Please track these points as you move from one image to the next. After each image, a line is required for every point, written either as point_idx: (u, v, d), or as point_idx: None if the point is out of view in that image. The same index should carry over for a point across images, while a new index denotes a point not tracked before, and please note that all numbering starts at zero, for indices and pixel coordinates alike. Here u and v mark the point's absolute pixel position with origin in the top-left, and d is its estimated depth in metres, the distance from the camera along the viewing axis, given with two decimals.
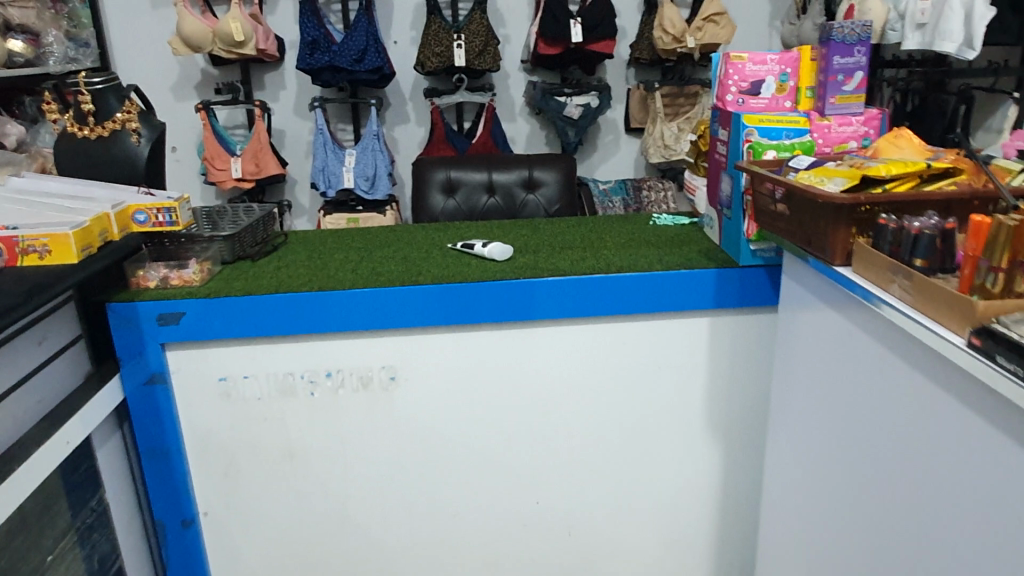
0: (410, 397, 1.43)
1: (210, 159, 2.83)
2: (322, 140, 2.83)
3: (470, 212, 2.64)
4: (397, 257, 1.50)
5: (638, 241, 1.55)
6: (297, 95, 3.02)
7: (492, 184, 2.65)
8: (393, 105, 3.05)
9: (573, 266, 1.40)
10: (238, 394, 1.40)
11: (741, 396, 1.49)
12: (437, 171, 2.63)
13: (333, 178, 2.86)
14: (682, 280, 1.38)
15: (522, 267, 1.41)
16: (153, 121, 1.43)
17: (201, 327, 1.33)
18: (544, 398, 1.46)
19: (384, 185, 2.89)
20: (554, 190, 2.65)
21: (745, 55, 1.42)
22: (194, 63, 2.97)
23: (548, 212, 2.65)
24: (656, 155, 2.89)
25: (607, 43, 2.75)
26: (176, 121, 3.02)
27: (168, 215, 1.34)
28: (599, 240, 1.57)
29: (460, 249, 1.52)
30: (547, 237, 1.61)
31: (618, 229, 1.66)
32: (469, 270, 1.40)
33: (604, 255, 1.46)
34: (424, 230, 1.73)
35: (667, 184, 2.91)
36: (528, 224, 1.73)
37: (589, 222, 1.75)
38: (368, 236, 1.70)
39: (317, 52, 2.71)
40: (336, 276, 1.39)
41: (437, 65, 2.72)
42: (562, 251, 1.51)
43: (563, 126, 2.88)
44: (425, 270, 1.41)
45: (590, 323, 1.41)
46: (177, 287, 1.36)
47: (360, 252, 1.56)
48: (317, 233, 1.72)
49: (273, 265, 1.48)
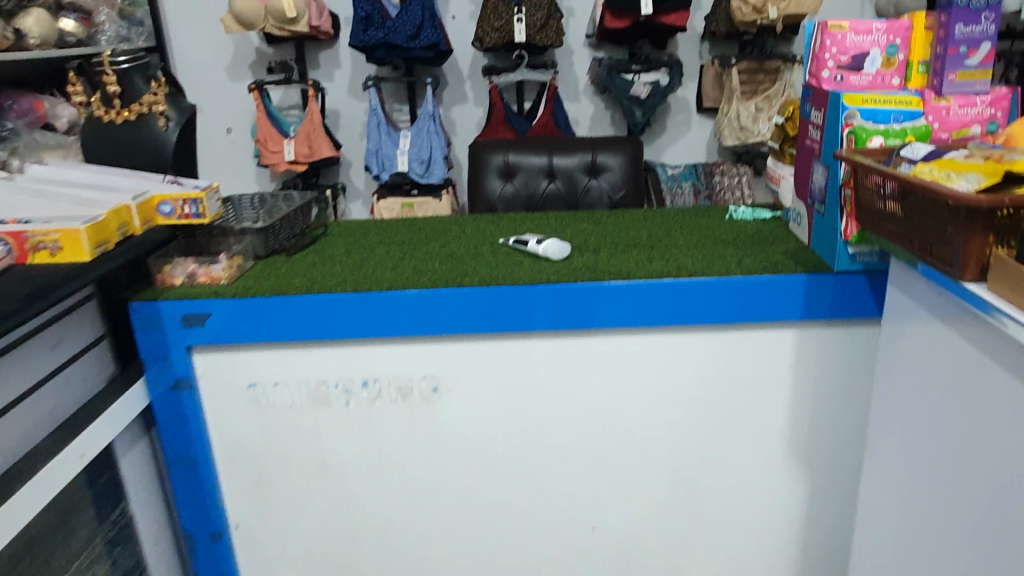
0: (455, 409, 1.30)
1: (263, 141, 2.75)
2: (375, 121, 2.72)
3: (529, 198, 2.49)
4: (442, 254, 1.37)
5: (711, 240, 1.37)
6: (351, 74, 2.90)
7: (553, 168, 2.49)
8: (451, 84, 2.90)
9: (638, 268, 1.24)
10: (268, 402, 1.29)
11: (831, 419, 1.30)
12: (495, 155, 2.48)
13: (387, 160, 2.74)
14: (765, 288, 1.19)
15: (580, 269, 1.25)
16: (182, 103, 1.33)
17: (227, 329, 1.22)
18: (603, 414, 1.31)
19: (439, 168, 2.75)
20: (618, 176, 2.47)
21: (846, 25, 1.21)
22: (248, 42, 2.89)
23: (612, 199, 2.47)
24: (730, 138, 2.67)
25: (680, 14, 2.53)
26: (231, 102, 2.95)
27: (194, 206, 1.23)
28: (668, 237, 1.40)
29: (512, 245, 1.37)
30: (609, 232, 1.45)
31: (690, 224, 1.49)
32: (521, 270, 1.25)
33: (674, 256, 1.29)
34: (474, 221, 1.59)
35: (742, 168, 2.67)
36: (589, 216, 1.57)
37: (656, 215, 1.57)
38: (414, 228, 1.57)
39: (370, 28, 2.58)
40: (374, 274, 1.27)
41: (495, 41, 2.55)
42: (626, 250, 1.34)
43: (630, 105, 2.67)
44: (471, 270, 1.26)
45: (656, 334, 1.25)
46: (205, 284, 1.26)
47: (403, 246, 1.43)
48: (361, 224, 1.60)
49: (309, 260, 1.37)
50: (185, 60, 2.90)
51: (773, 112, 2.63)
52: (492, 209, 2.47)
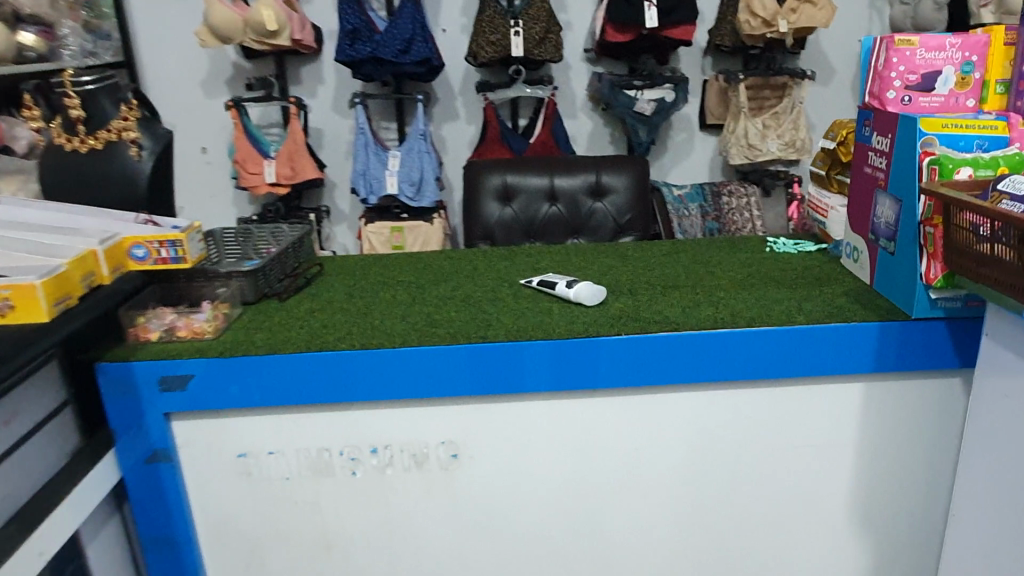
0: (478, 479, 1.13)
1: (242, 163, 2.57)
2: (363, 141, 2.55)
3: (530, 222, 2.33)
4: (458, 298, 1.20)
5: (759, 279, 1.23)
6: (336, 90, 2.73)
7: (554, 190, 2.33)
8: (441, 100, 2.74)
9: (686, 315, 1.09)
10: (261, 474, 1.11)
11: (899, 481, 1.16)
12: (493, 176, 2.32)
13: (375, 183, 2.57)
14: (834, 337, 1.05)
15: (620, 316, 1.09)
16: (157, 129, 1.16)
17: (213, 394, 1.04)
18: (646, 479, 1.15)
19: (431, 191, 2.59)
20: (624, 198, 2.32)
21: (915, 39, 1.09)
22: (225, 56, 2.70)
23: (617, 223, 2.33)
24: (738, 158, 2.52)
25: (686, 28, 2.40)
26: (206, 120, 2.76)
27: (173, 249, 1.06)
28: (709, 275, 1.25)
29: (536, 287, 1.22)
30: (642, 270, 1.30)
31: (729, 259, 1.34)
32: (552, 318, 1.10)
33: (723, 299, 1.14)
34: (487, 256, 1.43)
35: (751, 188, 2.56)
36: (614, 251, 1.42)
37: (688, 249, 1.42)
38: (420, 264, 1.40)
39: (357, 43, 2.41)
40: (384, 325, 1.10)
41: (491, 56, 2.40)
42: (666, 292, 1.19)
43: (633, 123, 2.53)
44: (496, 319, 1.10)
45: (707, 391, 1.10)
46: (186, 339, 1.08)
47: (412, 288, 1.26)
48: (359, 260, 1.43)
49: (305, 307, 1.20)
50: (156, 76, 2.71)
51: (782, 130, 2.50)
52: (490, 234, 2.31)
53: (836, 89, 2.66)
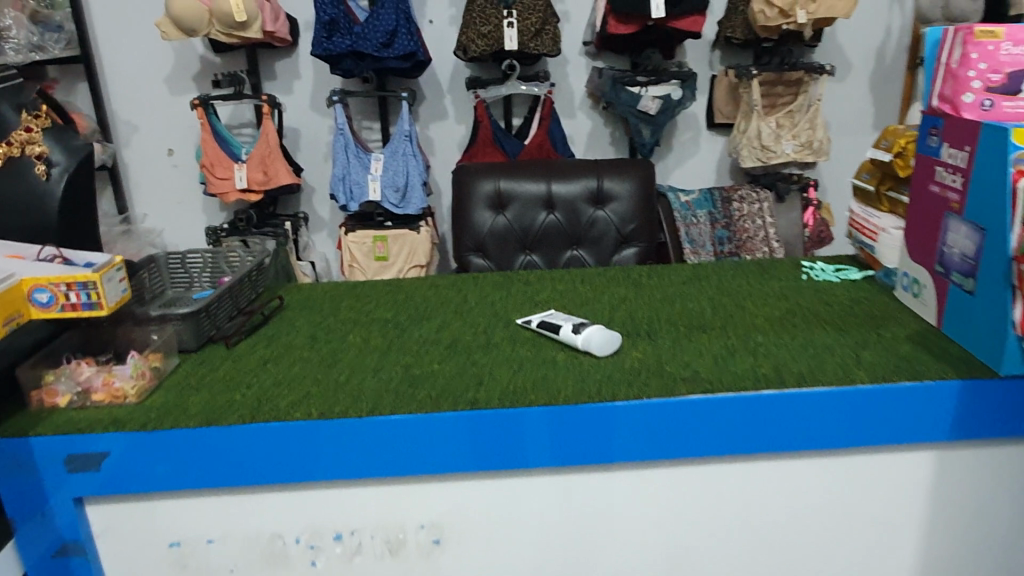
0: (465, 567, 0.93)
1: (209, 166, 2.35)
2: (342, 141, 2.33)
3: (525, 232, 2.12)
4: (441, 344, 1.00)
5: (799, 316, 1.03)
6: (313, 86, 2.52)
7: (552, 198, 2.12)
8: (428, 98, 2.53)
9: (720, 372, 0.89)
10: (199, 566, 0.91)
11: (972, 563, 0.96)
12: (486, 182, 2.10)
13: (355, 188, 2.35)
14: (904, 401, 0.85)
15: (641, 373, 0.89)
16: (73, 141, 0.95)
17: (135, 474, 0.84)
18: (669, 563, 0.95)
19: (417, 198, 2.36)
20: (628, 206, 2.11)
21: (1000, 31, 0.88)
22: (191, 49, 2.48)
23: (621, 233, 2.12)
24: (750, 161, 2.30)
25: (695, 19, 2.17)
26: (172, 119, 2.55)
27: (83, 292, 0.85)
28: (740, 312, 1.05)
29: (536, 329, 1.01)
30: (660, 304, 1.10)
31: (762, 288, 1.14)
32: (555, 376, 0.89)
33: (763, 346, 0.94)
34: (478, 283, 1.23)
35: (763, 193, 2.31)
36: (625, 278, 1.22)
37: (712, 275, 1.22)
38: (398, 294, 1.19)
39: (335, 35, 2.20)
40: (349, 386, 0.89)
41: (482, 49, 2.18)
42: (693, 336, 0.99)
43: (636, 123, 2.32)
44: (488, 376, 0.90)
45: (746, 463, 0.90)
46: (102, 404, 0.88)
47: (388, 329, 1.05)
48: (328, 290, 1.23)
49: (256, 356, 0.99)
50: (118, 71, 2.48)
51: (797, 130, 2.29)
52: (482, 246, 2.11)
53: (856, 85, 2.45)
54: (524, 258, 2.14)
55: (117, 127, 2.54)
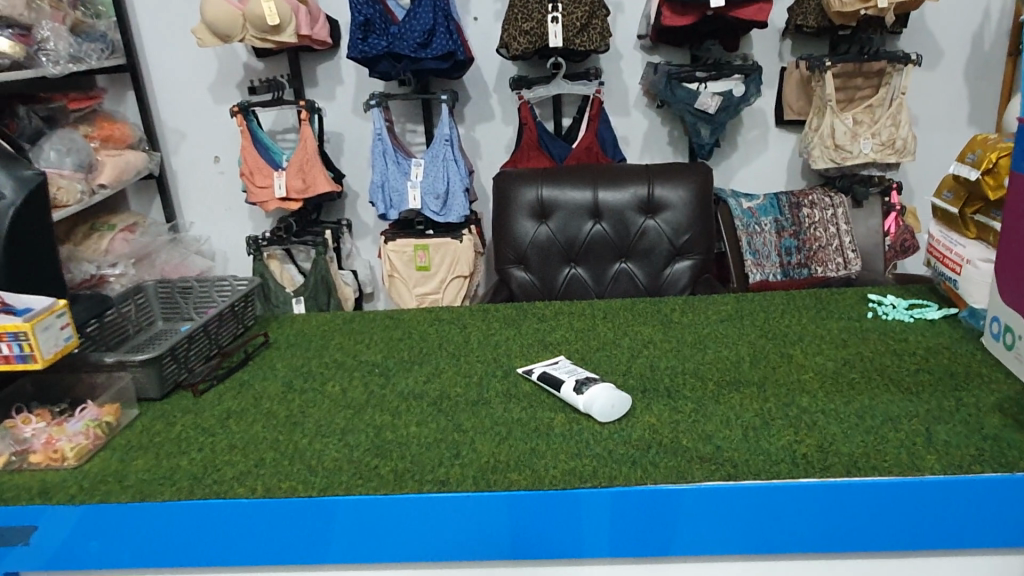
0: None
1: (248, 174, 2.01)
2: (381, 148, 2.04)
3: (569, 244, 1.89)
4: (425, 398, 0.87)
5: (857, 370, 0.85)
6: (356, 90, 2.16)
7: (598, 206, 1.87)
8: (473, 98, 2.28)
9: (749, 447, 0.72)
10: None
11: None
12: (527, 190, 1.88)
13: (394, 195, 2.07)
14: (991, 498, 0.66)
15: (650, 451, 0.73)
16: (23, 173, 0.87)
17: (69, 550, 0.74)
18: None
19: (461, 204, 2.06)
20: (682, 214, 1.86)
21: None
22: (234, 55, 2.15)
23: (673, 245, 1.87)
24: (822, 162, 2.06)
25: (761, 6, 1.94)
26: (216, 126, 2.22)
27: (15, 343, 0.76)
28: (788, 366, 0.87)
29: (537, 381, 0.87)
30: (689, 351, 0.93)
31: (818, 332, 0.95)
32: (544, 446, 0.75)
33: (808, 414, 0.76)
34: (487, 318, 1.09)
35: (837, 198, 2.08)
36: (656, 315, 1.05)
37: (759, 311, 1.03)
38: (395, 332, 1.06)
39: (371, 36, 1.90)
40: (307, 452, 0.78)
41: (524, 47, 1.98)
42: (723, 397, 0.81)
43: (693, 122, 2.11)
44: (469, 446, 0.76)
45: (783, 568, 0.71)
46: (39, 468, 0.79)
47: (372, 378, 0.93)
48: (320, 326, 1.11)
49: (219, 410, 0.88)
50: (156, 78, 2.17)
51: (878, 127, 2.03)
52: (523, 259, 1.89)
53: (947, 74, 2.17)
54: (567, 271, 1.91)
55: (163, 134, 2.24)
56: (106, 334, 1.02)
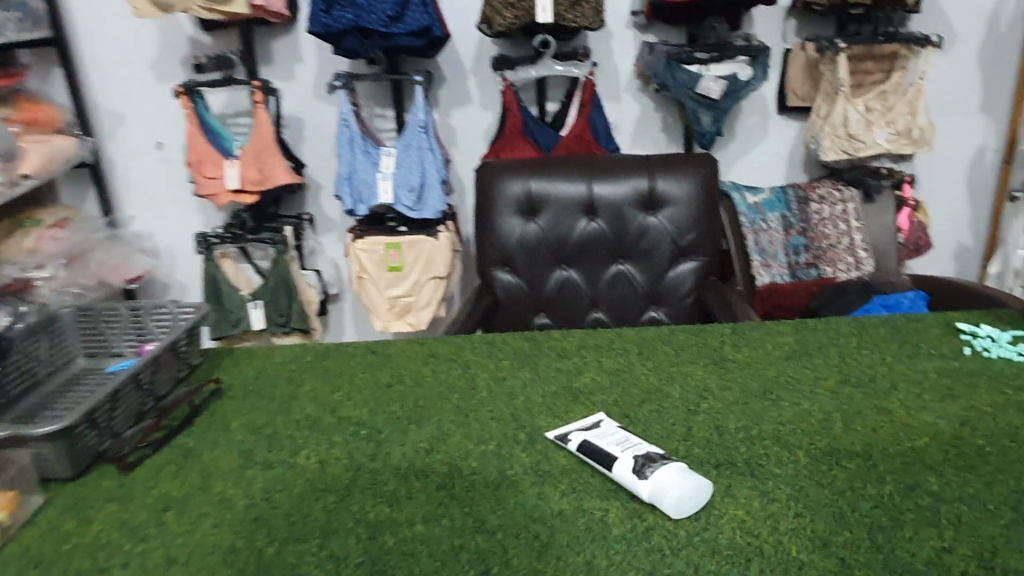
0: None
1: (196, 164, 1.74)
2: (346, 135, 1.70)
3: (548, 245, 1.42)
4: (430, 478, 0.66)
5: (982, 434, 0.67)
6: (319, 70, 1.86)
7: (584, 197, 1.41)
8: (448, 79, 1.95)
9: (882, 561, 0.54)
10: None
11: None
12: (510, 183, 1.41)
13: (363, 189, 1.71)
14: None
15: (755, 572, 0.53)
16: None
17: None
18: None
19: (436, 198, 1.72)
20: (688, 205, 1.41)
21: None
22: (175, 26, 1.82)
23: (678, 245, 1.42)
24: (833, 154, 1.78)
25: None
26: (157, 106, 1.88)
27: None
28: (893, 428, 0.69)
29: (576, 453, 0.68)
30: (759, 404, 0.74)
31: (912, 377, 0.77)
32: (603, 561, 0.55)
33: (945, 508, 0.58)
34: (494, 357, 0.88)
35: (848, 192, 1.82)
36: (704, 352, 0.86)
37: (828, 346, 0.85)
38: (380, 376, 0.85)
39: (335, 7, 1.64)
40: (275, 567, 0.56)
41: (508, 23, 1.72)
42: (823, 477, 0.63)
43: (693, 108, 1.83)
44: (501, 556, 0.56)
45: None
46: None
47: (356, 445, 0.72)
48: (287, 364, 0.89)
49: (152, 499, 0.65)
50: (83, 50, 1.83)
51: (893, 115, 1.77)
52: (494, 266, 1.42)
53: (962, 61, 1.90)
54: (559, 274, 1.44)
55: (96, 117, 1.88)
56: (10, 384, 0.78)
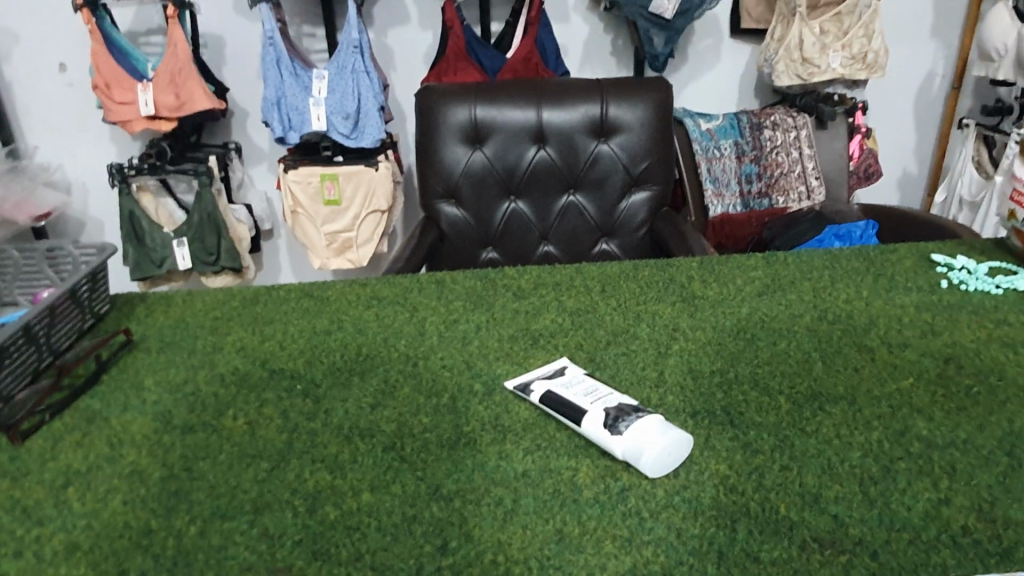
0: None
1: (103, 89, 1.55)
2: (272, 56, 1.54)
3: (496, 177, 1.33)
4: (378, 437, 0.59)
5: (967, 373, 0.63)
6: None
7: (534, 125, 1.31)
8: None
9: (877, 517, 0.49)
10: None
11: None
12: (454, 109, 1.30)
13: (294, 114, 1.57)
14: None
15: (744, 535, 0.48)
16: None
17: None
18: None
19: (374, 124, 1.58)
20: (642, 132, 1.32)
21: None
22: None
23: (631, 175, 1.34)
24: (787, 79, 1.65)
25: None
26: (55, 22, 1.64)
27: None
28: (877, 368, 0.64)
29: (539, 407, 0.61)
30: (734, 345, 0.69)
31: (891, 314, 0.73)
32: (575, 528, 0.49)
33: (938, 456, 0.54)
34: (445, 299, 0.80)
35: (801, 117, 1.68)
36: (671, 289, 0.79)
37: (802, 280, 0.80)
38: (318, 322, 0.76)
39: None
40: (199, 551, 0.48)
41: None
42: (807, 425, 0.58)
43: (646, 28, 1.67)
44: (462, 526, 0.50)
45: None
46: None
47: (292, 402, 0.64)
48: (211, 312, 0.79)
49: (51, 474, 0.56)
50: None
51: (849, 38, 1.63)
52: (441, 198, 1.33)
53: None
54: (506, 207, 1.35)
55: None
56: None
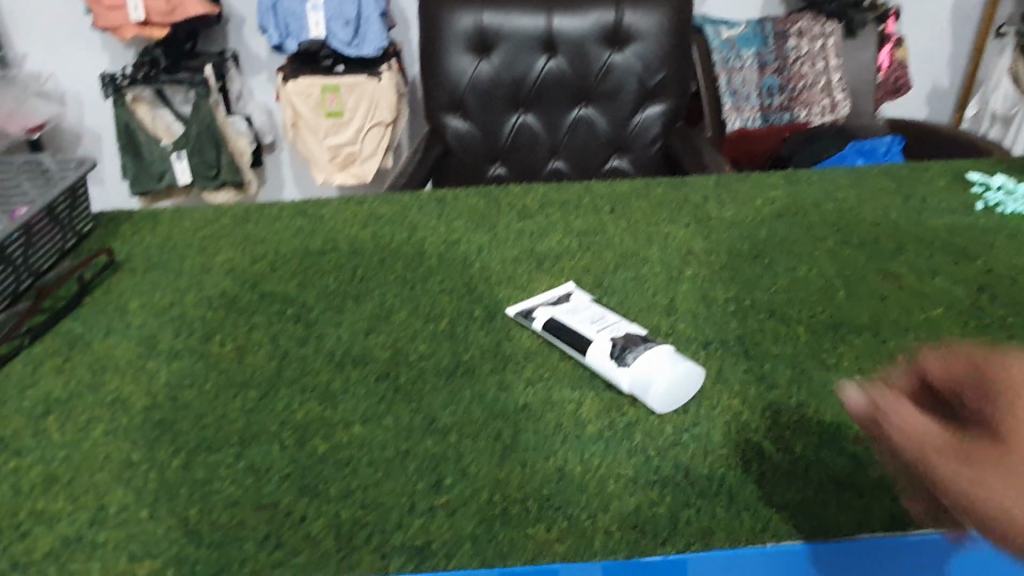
0: None
1: None
2: None
3: (504, 88, 1.25)
4: (371, 366, 0.56)
5: (1002, 303, 0.59)
6: None
7: (543, 33, 1.23)
8: None
9: None
10: None
11: None
12: (458, 15, 1.22)
13: (291, 19, 1.49)
14: None
15: (756, 475, 0.45)
16: None
17: None
18: None
19: (376, 31, 1.50)
20: (659, 39, 1.23)
21: None
22: None
23: (646, 86, 1.26)
24: None
25: None
26: None
27: None
28: (904, 297, 0.60)
29: (543, 335, 0.58)
30: (752, 272, 0.64)
31: (921, 239, 0.68)
32: (578, 466, 0.46)
33: None
34: (445, 219, 0.75)
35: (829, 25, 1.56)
36: (686, 209, 0.75)
37: (826, 201, 0.75)
38: (311, 243, 0.72)
39: None
40: (182, 484, 0.46)
41: None
42: (828, 357, 0.54)
43: None
44: (459, 462, 0.47)
45: None
46: None
47: (282, 327, 0.60)
48: (199, 230, 0.75)
49: (30, 402, 0.54)
50: None
51: None
52: (446, 112, 1.26)
53: None
54: (515, 120, 1.29)
55: None
56: None
